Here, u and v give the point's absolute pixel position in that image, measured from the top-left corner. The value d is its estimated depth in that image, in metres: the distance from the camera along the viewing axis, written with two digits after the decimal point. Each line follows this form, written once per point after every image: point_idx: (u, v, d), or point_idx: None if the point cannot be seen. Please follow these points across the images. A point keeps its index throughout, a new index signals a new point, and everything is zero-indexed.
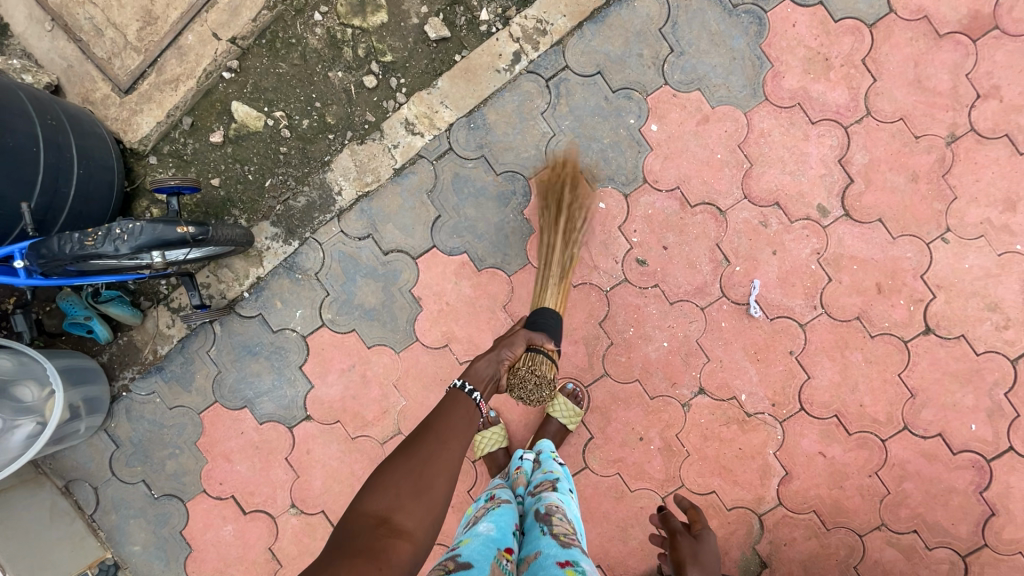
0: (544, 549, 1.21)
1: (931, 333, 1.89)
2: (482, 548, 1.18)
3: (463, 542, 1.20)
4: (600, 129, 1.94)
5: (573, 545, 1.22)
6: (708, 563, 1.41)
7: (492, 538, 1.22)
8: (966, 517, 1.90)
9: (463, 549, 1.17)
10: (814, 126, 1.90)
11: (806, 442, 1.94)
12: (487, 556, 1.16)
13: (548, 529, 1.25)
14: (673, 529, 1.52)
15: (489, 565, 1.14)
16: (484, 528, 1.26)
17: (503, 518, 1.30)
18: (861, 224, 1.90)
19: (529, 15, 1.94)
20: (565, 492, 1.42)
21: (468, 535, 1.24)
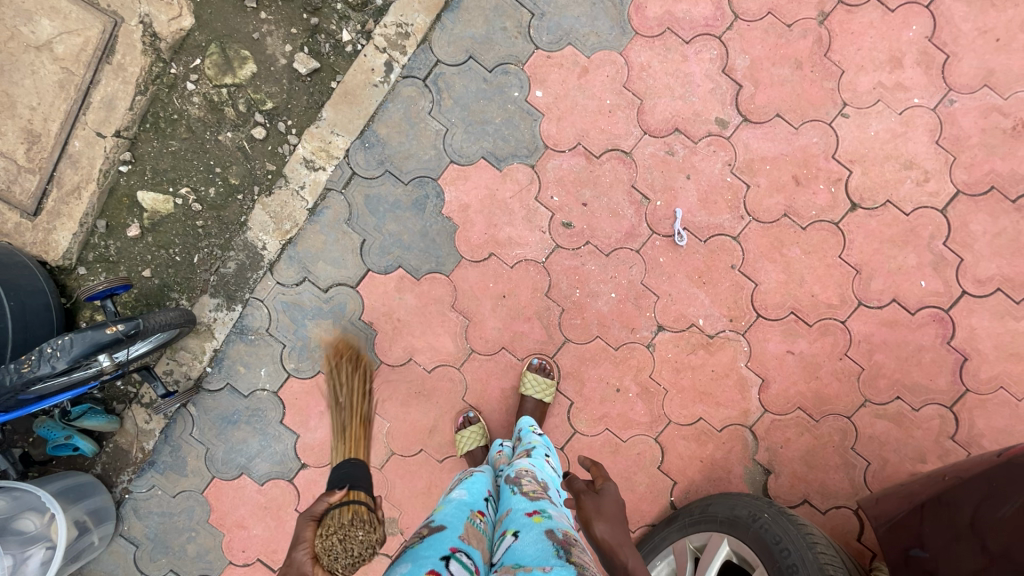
0: (513, 504, 1.32)
1: (857, 208, 1.93)
2: (454, 511, 1.30)
3: (438, 509, 1.32)
4: (489, 111, 1.97)
5: (542, 498, 1.33)
6: (611, 514, 1.29)
7: (464, 502, 1.34)
8: (942, 370, 1.95)
9: (437, 515, 1.28)
10: (689, 45, 1.94)
11: (772, 345, 1.98)
12: (459, 517, 1.27)
13: (519, 488, 1.36)
14: (576, 489, 1.37)
15: (460, 523, 1.25)
16: (458, 495, 1.38)
17: (476, 485, 1.43)
18: (761, 124, 1.93)
19: (388, 23, 1.97)
20: (540, 456, 1.52)
21: (443, 502, 1.36)
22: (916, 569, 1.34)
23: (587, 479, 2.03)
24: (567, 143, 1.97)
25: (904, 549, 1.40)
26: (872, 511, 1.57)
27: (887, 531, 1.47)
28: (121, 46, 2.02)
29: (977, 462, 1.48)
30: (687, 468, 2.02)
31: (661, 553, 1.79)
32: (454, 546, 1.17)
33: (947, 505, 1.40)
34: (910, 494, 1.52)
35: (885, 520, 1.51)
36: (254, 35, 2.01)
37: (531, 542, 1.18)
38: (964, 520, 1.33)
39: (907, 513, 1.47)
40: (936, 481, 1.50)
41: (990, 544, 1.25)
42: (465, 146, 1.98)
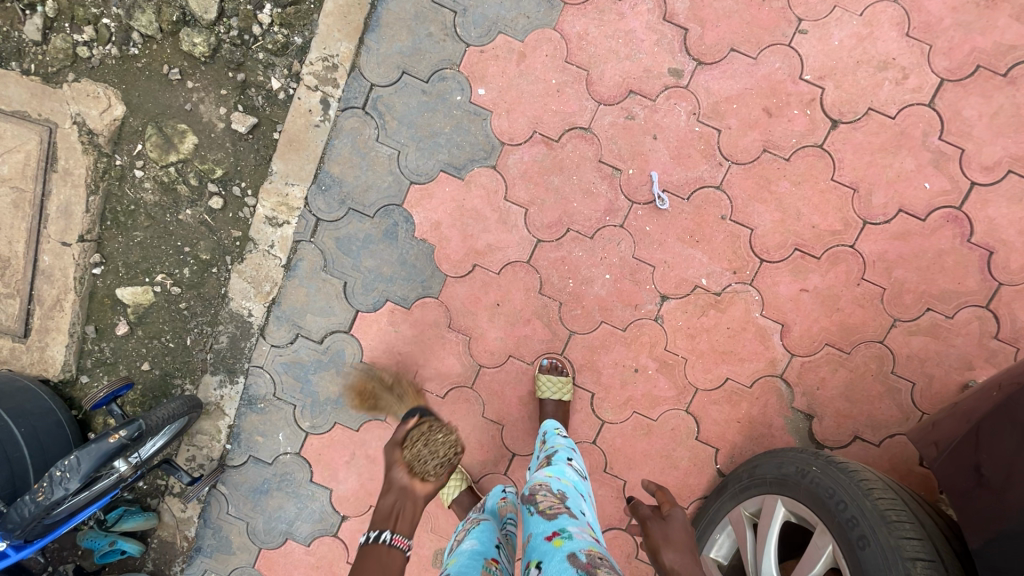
0: (532, 529, 1.28)
1: (839, 124, 1.81)
2: (468, 560, 1.27)
3: (450, 562, 1.29)
4: (436, 122, 1.90)
5: (561, 512, 1.28)
6: (681, 541, 1.33)
7: (477, 551, 1.31)
8: (968, 270, 1.83)
9: (452, 567, 1.25)
10: (622, 3, 1.84)
11: (784, 287, 1.89)
12: (474, 565, 1.25)
13: (535, 507, 1.30)
14: (643, 517, 1.43)
15: (476, 573, 1.23)
16: (469, 544, 1.36)
17: (484, 531, 1.41)
18: (717, 64, 1.82)
19: (313, 60, 1.90)
20: (560, 462, 1.46)
21: (455, 554, 1.33)
22: (992, 492, 1.21)
23: (627, 466, 1.97)
24: (522, 134, 1.89)
25: (975, 472, 1.26)
26: (937, 432, 1.42)
27: (952, 454, 1.33)
28: (62, 151, 1.99)
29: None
30: (727, 432, 1.94)
31: (719, 527, 1.72)
32: None
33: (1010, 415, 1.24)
34: (973, 409, 1.37)
35: (954, 440, 1.35)
36: (187, 106, 1.97)
37: (555, 573, 1.14)
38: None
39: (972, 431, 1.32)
40: (996, 388, 1.34)
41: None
42: (421, 163, 1.92)
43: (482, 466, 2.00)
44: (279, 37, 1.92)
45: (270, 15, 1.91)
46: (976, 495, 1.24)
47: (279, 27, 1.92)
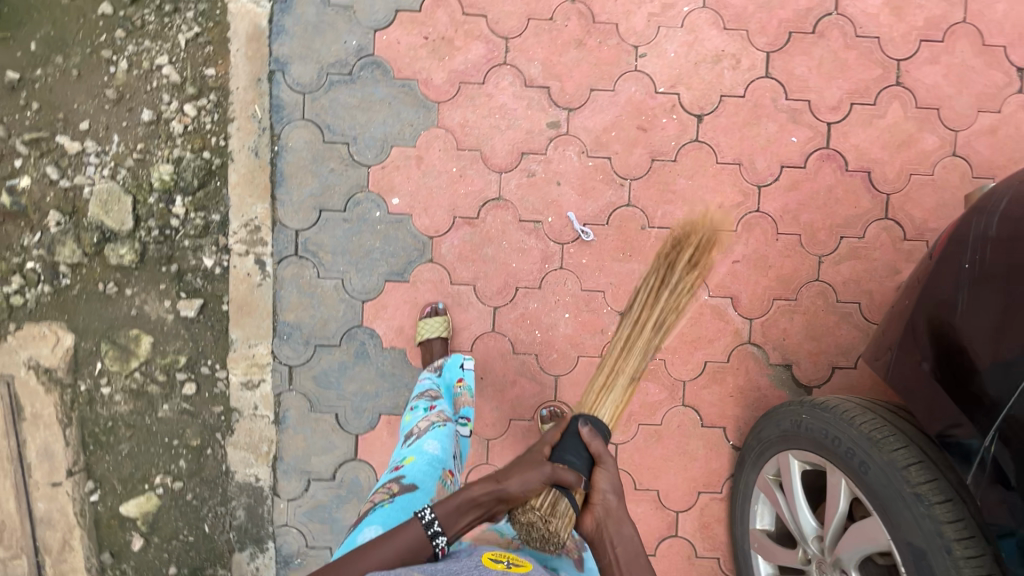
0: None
1: (703, 117, 2.05)
2: (427, 468, 1.61)
3: (411, 462, 1.64)
4: (366, 241, 2.04)
5: None
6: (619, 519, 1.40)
7: (437, 458, 1.65)
8: (859, 194, 2.06)
9: (409, 473, 1.60)
10: (487, 84, 2.03)
11: (719, 265, 2.07)
12: (430, 475, 1.60)
13: None
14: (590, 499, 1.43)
15: (432, 486, 1.59)
16: (431, 448, 1.67)
17: (445, 439, 1.70)
18: (585, 105, 2.05)
19: (235, 229, 2.02)
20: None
21: (416, 453, 1.66)
22: (942, 365, 1.27)
23: (654, 476, 2.08)
24: (445, 223, 2.04)
25: (942, 357, 1.27)
26: (886, 337, 1.45)
27: (907, 348, 1.36)
28: (26, 398, 2.02)
29: (938, 239, 1.39)
30: (726, 409, 2.08)
31: (754, 498, 1.84)
32: (422, 506, 1.53)
33: (956, 294, 1.27)
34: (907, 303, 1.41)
35: (907, 337, 1.37)
36: (133, 311, 2.04)
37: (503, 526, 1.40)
38: (988, 300, 1.19)
39: (921, 321, 1.34)
40: (920, 278, 1.39)
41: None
42: (366, 282, 2.04)
43: None
44: (197, 220, 2.02)
45: (181, 204, 2.02)
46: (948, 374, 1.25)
47: (193, 211, 2.02)
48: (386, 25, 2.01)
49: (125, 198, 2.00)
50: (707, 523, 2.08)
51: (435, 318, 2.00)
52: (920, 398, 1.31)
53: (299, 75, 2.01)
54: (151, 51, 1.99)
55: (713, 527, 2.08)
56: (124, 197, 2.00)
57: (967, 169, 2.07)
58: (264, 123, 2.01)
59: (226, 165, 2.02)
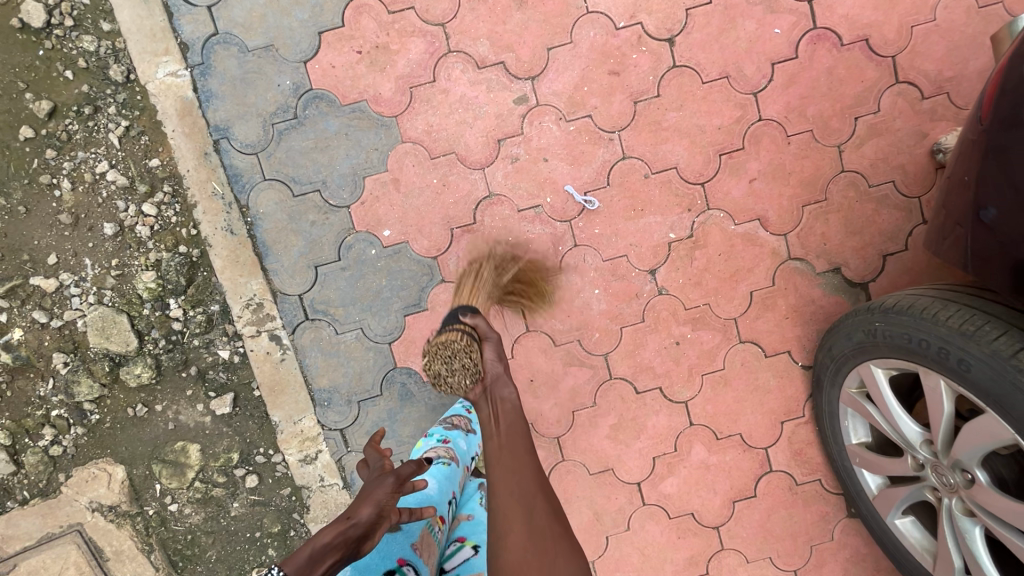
0: (478, 510, 1.53)
1: (675, 39, 1.87)
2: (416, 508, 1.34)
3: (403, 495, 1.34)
4: (372, 283, 1.92)
5: (499, 518, 1.57)
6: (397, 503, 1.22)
7: (430, 499, 1.38)
8: (863, 66, 1.88)
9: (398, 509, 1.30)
10: (438, 79, 1.87)
11: (736, 189, 1.93)
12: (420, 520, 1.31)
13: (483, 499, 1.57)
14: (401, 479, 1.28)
15: (416, 528, 1.29)
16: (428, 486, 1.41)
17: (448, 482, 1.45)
18: (547, 68, 1.87)
19: (238, 312, 1.92)
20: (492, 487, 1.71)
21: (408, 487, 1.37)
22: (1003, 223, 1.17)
23: (733, 421, 2.01)
24: (444, 238, 1.91)
25: (1014, 224, 1.15)
26: (950, 218, 1.33)
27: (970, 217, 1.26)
28: (102, 538, 1.99)
29: (982, 99, 1.24)
30: (785, 332, 1.98)
31: (842, 415, 1.76)
32: (403, 557, 1.23)
33: (1015, 152, 1.14)
34: (965, 176, 1.28)
35: (973, 212, 1.25)
36: (171, 424, 1.97)
37: (493, 558, 1.38)
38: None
39: (984, 192, 1.22)
40: (972, 146, 1.26)
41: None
42: (386, 323, 1.93)
43: (621, 509, 2.04)
44: (199, 316, 1.92)
45: (177, 306, 1.91)
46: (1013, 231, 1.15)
47: (192, 308, 1.92)
48: (314, 53, 1.84)
49: (120, 318, 1.90)
50: (799, 449, 2.02)
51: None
52: (1002, 272, 1.20)
53: (245, 136, 1.86)
54: (87, 160, 1.85)
55: (806, 452, 2.02)
56: (118, 317, 1.91)
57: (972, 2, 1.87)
58: (228, 197, 1.88)
59: (206, 252, 1.90)
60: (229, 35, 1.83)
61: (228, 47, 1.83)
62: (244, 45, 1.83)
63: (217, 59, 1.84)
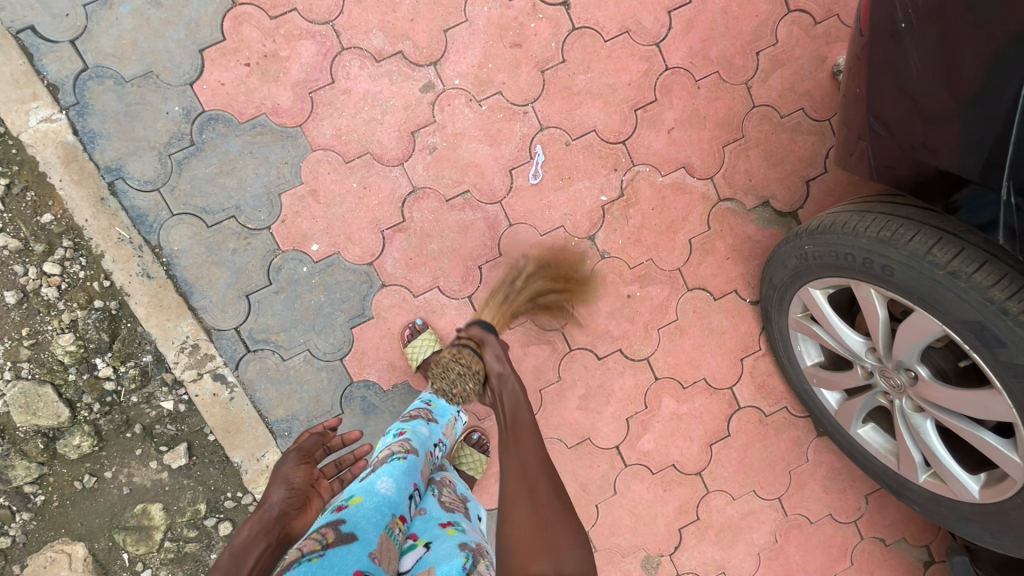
0: (430, 507, 1.43)
1: (569, 2, 1.85)
2: (371, 513, 1.26)
3: (354, 504, 1.28)
4: (310, 301, 1.83)
5: (456, 509, 1.46)
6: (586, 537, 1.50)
7: (386, 502, 1.30)
8: (754, 2, 1.92)
9: (347, 518, 1.24)
10: (337, 79, 1.79)
11: (657, 142, 1.93)
12: (375, 524, 1.24)
13: (438, 495, 1.49)
14: None
15: (373, 535, 1.22)
16: (382, 487, 1.33)
17: (404, 475, 1.39)
18: (447, 50, 1.82)
19: (173, 358, 1.81)
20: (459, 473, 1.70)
21: (361, 493, 1.32)
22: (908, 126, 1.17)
23: (695, 367, 2.05)
24: (376, 241, 1.84)
25: (910, 126, 1.16)
26: (852, 132, 1.32)
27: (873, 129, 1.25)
28: None
29: (856, 11, 1.24)
30: (729, 272, 2.02)
31: (795, 340, 1.81)
32: (360, 567, 1.14)
33: (898, 55, 1.15)
34: (856, 89, 1.29)
35: (869, 121, 1.25)
36: (126, 489, 1.86)
37: (443, 549, 1.26)
38: (928, 44, 1.09)
39: (874, 98, 1.22)
40: (858, 60, 1.25)
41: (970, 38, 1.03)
42: (333, 340, 1.85)
43: (606, 475, 2.05)
44: (131, 371, 1.80)
45: (105, 364, 1.79)
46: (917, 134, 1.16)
47: (121, 364, 1.79)
48: (199, 73, 1.73)
49: (45, 389, 1.77)
50: (762, 382, 2.07)
51: (420, 336, 1.84)
52: (908, 174, 1.21)
53: (141, 172, 1.73)
54: None
55: (769, 383, 2.08)
56: (43, 389, 1.77)
57: None
58: (136, 241, 1.75)
59: (125, 302, 1.78)
60: (101, 68, 1.69)
61: (102, 81, 1.70)
62: (120, 76, 1.70)
63: (93, 96, 1.70)
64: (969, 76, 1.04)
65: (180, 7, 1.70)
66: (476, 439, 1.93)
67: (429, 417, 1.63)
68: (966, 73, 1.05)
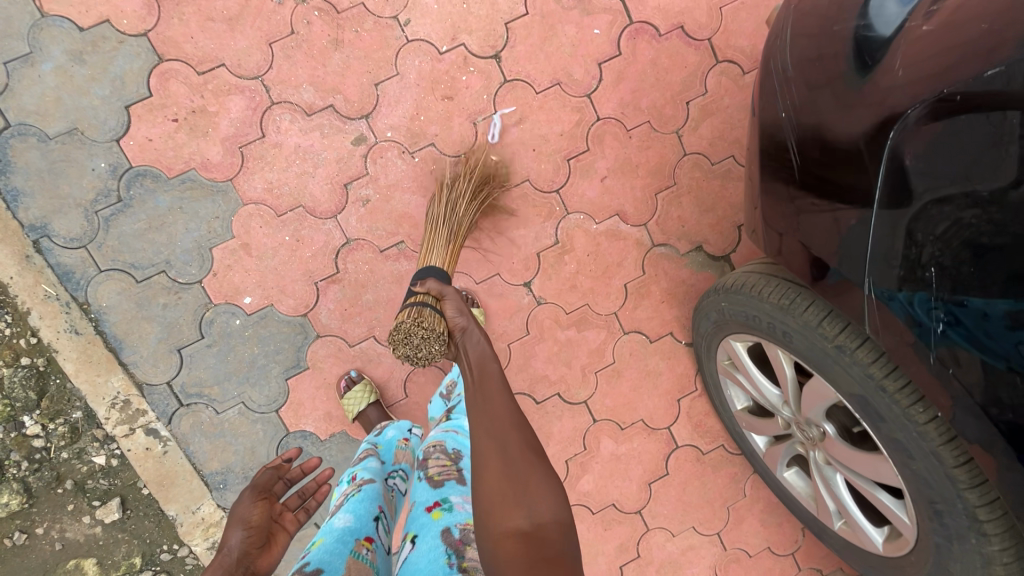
0: (418, 494, 1.34)
1: (501, 54, 1.88)
2: (334, 546, 1.20)
3: (316, 546, 1.22)
4: (244, 354, 1.83)
5: (444, 480, 1.33)
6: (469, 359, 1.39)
7: (347, 531, 1.25)
8: (683, 53, 1.96)
9: (311, 557, 1.17)
10: (268, 134, 1.79)
11: (591, 190, 1.97)
12: (340, 553, 1.19)
13: (425, 474, 1.36)
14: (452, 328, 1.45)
15: (341, 564, 1.16)
16: (341, 521, 1.28)
17: (362, 501, 1.33)
18: (378, 104, 1.83)
19: (104, 413, 1.80)
20: (458, 415, 1.54)
21: (323, 533, 1.25)
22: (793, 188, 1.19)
23: (632, 410, 2.08)
24: (310, 293, 1.85)
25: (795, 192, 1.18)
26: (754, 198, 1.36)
27: (768, 195, 1.27)
28: None
29: (753, 98, 1.33)
30: (664, 315, 2.06)
31: (724, 385, 1.85)
32: None
33: (780, 140, 1.21)
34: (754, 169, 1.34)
35: (765, 187, 1.29)
36: (58, 545, 1.83)
37: (425, 549, 1.20)
38: (805, 135, 1.14)
39: (765, 181, 1.28)
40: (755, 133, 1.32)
41: (837, 133, 1.07)
42: (268, 392, 1.86)
43: None
44: (61, 428, 1.78)
45: (33, 422, 1.77)
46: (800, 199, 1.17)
47: (50, 421, 1.78)
48: (125, 130, 1.72)
49: None
50: (698, 422, 2.11)
51: (356, 388, 1.84)
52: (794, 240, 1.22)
53: (67, 229, 1.72)
54: None
55: (706, 423, 2.11)
56: None
57: None
58: (63, 297, 1.74)
59: (53, 358, 1.76)
60: (23, 126, 1.68)
61: (25, 139, 1.69)
62: (43, 134, 1.69)
63: (16, 154, 1.69)
64: (842, 168, 1.07)
65: (104, 64, 1.70)
66: (466, 297, 1.90)
67: (379, 449, 1.58)
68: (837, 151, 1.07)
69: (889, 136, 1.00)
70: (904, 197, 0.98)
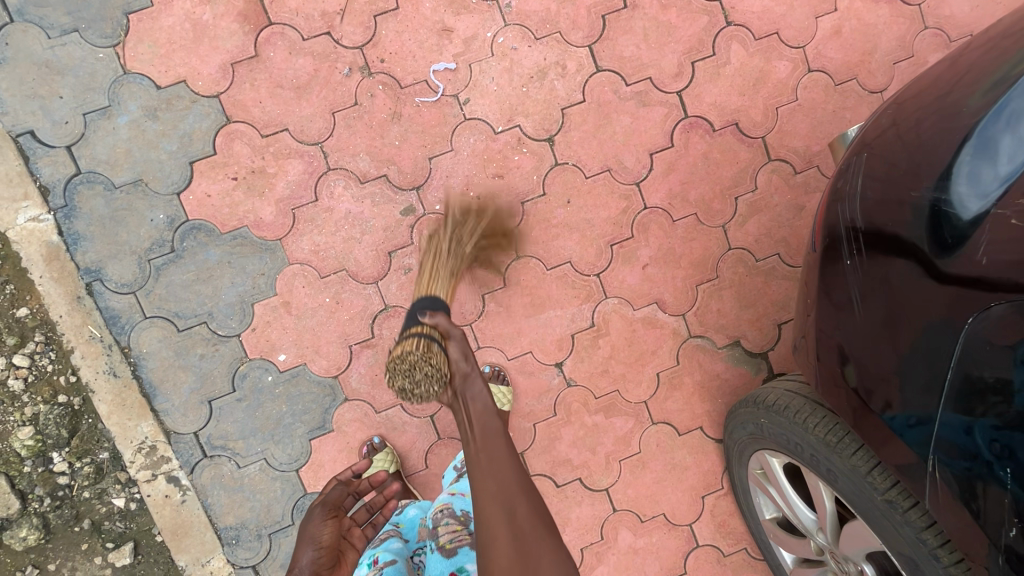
0: (433, 563, 1.36)
1: (555, 138, 1.90)
2: None
3: None
4: (272, 411, 1.84)
5: (459, 546, 1.35)
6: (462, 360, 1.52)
7: None
8: (735, 149, 1.96)
9: None
10: (321, 198, 1.83)
11: (631, 276, 1.96)
12: None
13: (437, 542, 1.38)
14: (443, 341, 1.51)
15: None
16: None
17: None
18: (429, 176, 1.86)
19: (130, 456, 1.81)
20: (469, 481, 1.54)
21: None
22: (843, 324, 1.18)
23: (654, 502, 2.01)
24: (343, 356, 1.86)
25: (846, 332, 1.17)
26: (802, 322, 1.34)
27: (819, 326, 1.25)
28: None
29: (812, 224, 1.32)
30: (695, 408, 2.00)
31: (753, 492, 1.77)
32: None
33: (840, 280, 1.19)
34: (806, 298, 1.32)
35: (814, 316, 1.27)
36: None
37: None
38: (869, 286, 1.12)
39: (820, 318, 1.24)
40: (810, 260, 1.30)
41: (912, 290, 1.05)
42: (290, 451, 1.85)
43: None
44: (86, 467, 1.80)
45: (61, 459, 1.79)
46: (853, 340, 1.16)
47: (77, 460, 1.80)
48: (186, 184, 1.79)
49: None
50: (722, 521, 2.03)
51: (377, 456, 1.83)
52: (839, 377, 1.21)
53: (120, 276, 1.78)
54: None
55: (730, 523, 2.03)
56: None
57: (829, 80, 1.98)
58: (107, 340, 1.79)
59: (89, 398, 1.79)
60: (92, 174, 1.76)
61: (93, 186, 1.76)
62: (110, 182, 1.77)
63: (82, 200, 1.76)
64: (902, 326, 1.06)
65: (176, 121, 1.78)
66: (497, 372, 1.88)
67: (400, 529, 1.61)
68: (903, 317, 1.06)
69: (965, 322, 0.98)
70: (965, 387, 0.97)
